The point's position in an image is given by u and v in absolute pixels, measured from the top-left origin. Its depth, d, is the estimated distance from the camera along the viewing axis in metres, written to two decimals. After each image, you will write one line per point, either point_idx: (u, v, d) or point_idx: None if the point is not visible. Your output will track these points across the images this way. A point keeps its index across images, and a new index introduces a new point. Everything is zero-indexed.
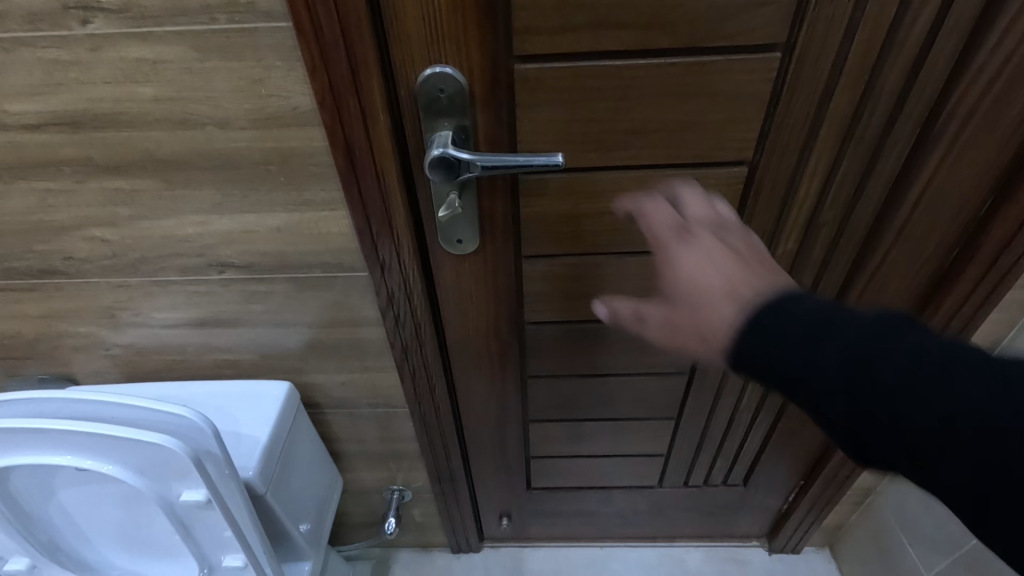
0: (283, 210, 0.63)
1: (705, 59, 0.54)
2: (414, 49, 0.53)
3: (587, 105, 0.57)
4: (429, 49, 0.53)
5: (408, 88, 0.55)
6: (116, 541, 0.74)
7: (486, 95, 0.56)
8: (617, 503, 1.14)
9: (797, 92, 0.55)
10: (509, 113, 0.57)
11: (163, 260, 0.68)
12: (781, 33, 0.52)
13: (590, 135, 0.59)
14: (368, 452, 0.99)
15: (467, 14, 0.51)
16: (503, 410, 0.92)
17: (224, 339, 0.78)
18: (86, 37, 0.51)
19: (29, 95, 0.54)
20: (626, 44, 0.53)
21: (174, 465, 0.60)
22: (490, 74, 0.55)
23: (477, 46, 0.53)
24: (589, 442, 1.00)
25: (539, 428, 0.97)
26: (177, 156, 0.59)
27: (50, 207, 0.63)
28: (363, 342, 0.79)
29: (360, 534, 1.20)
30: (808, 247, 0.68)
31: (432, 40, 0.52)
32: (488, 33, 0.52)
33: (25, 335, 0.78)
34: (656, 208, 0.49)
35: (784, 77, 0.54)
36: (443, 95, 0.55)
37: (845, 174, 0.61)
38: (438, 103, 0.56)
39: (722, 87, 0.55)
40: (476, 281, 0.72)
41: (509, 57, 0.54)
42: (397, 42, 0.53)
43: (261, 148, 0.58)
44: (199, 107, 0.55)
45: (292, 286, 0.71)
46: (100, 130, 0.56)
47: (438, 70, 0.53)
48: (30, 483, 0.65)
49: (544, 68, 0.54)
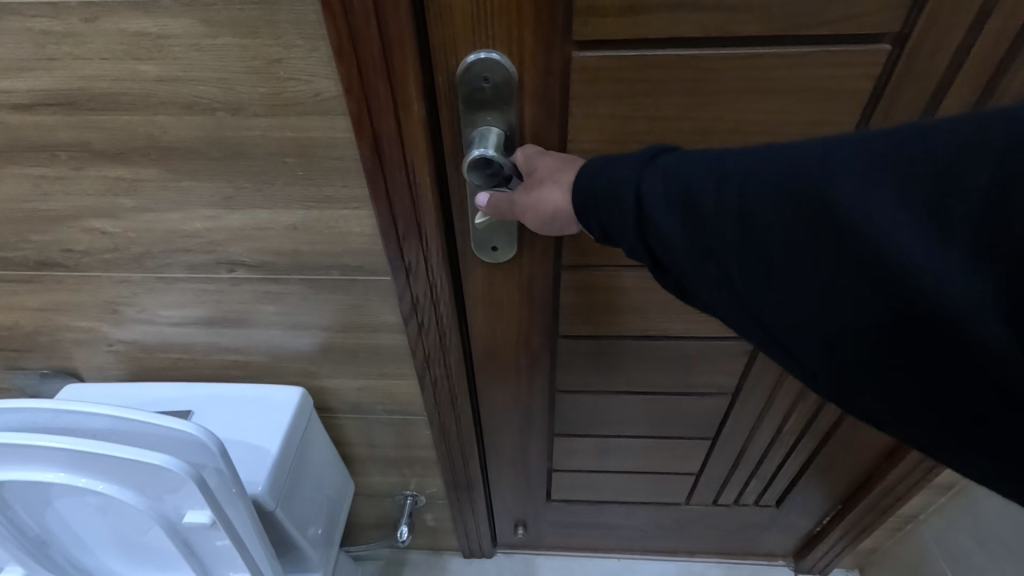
0: (299, 207, 0.57)
1: (797, 52, 0.46)
2: (458, 31, 0.46)
3: (654, 101, 0.50)
4: (475, 30, 0.46)
5: (447, 75, 0.49)
6: (116, 549, 0.70)
7: (536, 87, 0.49)
8: (639, 515, 1.09)
9: (904, 91, 0.48)
10: (561, 107, 0.51)
11: (169, 256, 0.63)
12: (893, 21, 0.45)
13: (652, 136, 0.52)
14: (383, 457, 0.94)
15: None
16: (528, 420, 0.87)
17: (233, 339, 0.73)
18: (80, 6, 0.44)
19: (18, 71, 0.48)
20: (707, 30, 0.46)
21: (175, 485, 0.54)
22: (542, 63, 0.48)
23: (530, 27, 0.46)
24: (614, 458, 0.94)
25: (564, 442, 0.91)
26: (184, 145, 0.52)
27: (46, 194, 0.57)
28: (381, 348, 0.73)
29: (370, 536, 1.17)
30: None
31: (478, 19, 0.46)
32: (546, 16, 0.46)
33: (24, 327, 0.73)
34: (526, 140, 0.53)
35: (890, 73, 0.47)
36: (487, 84, 0.49)
37: None
38: (482, 95, 0.49)
39: (813, 84, 0.48)
40: (506, 289, 0.66)
41: (566, 44, 0.47)
42: (440, 23, 0.46)
43: (278, 137, 0.51)
44: (208, 90, 0.48)
45: (307, 287, 0.65)
46: (97, 112, 0.50)
47: (483, 55, 0.47)
48: (23, 493, 0.61)
49: (606, 57, 0.47)
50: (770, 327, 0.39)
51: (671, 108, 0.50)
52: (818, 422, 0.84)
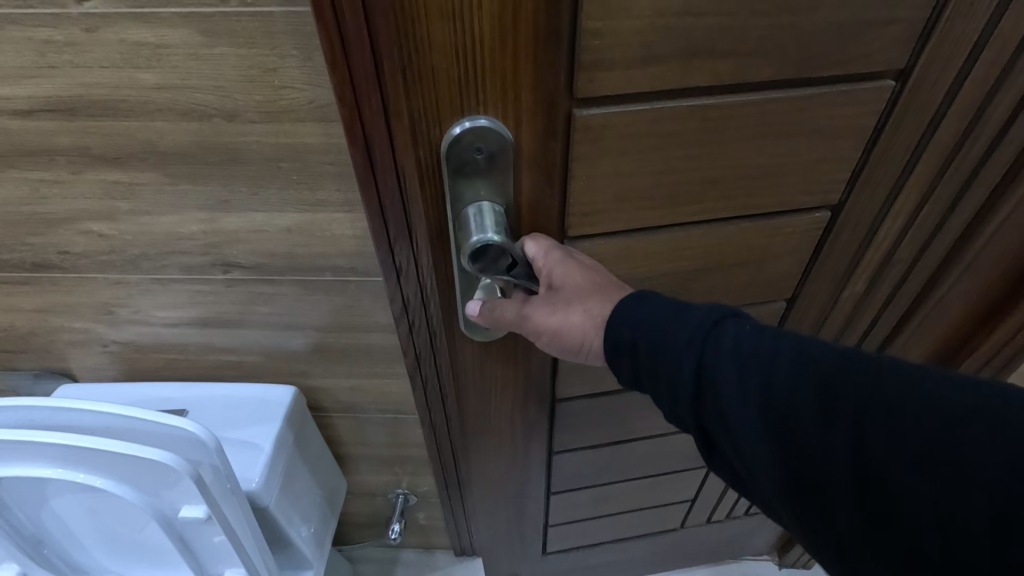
0: (294, 210, 0.59)
1: (802, 93, 0.49)
2: (454, 87, 0.47)
3: (665, 146, 0.52)
4: (470, 87, 0.47)
5: (434, 140, 0.50)
6: (111, 547, 0.71)
7: (533, 147, 0.51)
8: (636, 543, 1.18)
9: (904, 121, 0.52)
10: (561, 165, 0.53)
11: (165, 257, 0.64)
12: (894, 58, 0.48)
13: (664, 183, 0.55)
14: (375, 456, 0.96)
15: (518, 48, 0.45)
16: (525, 484, 0.96)
17: (228, 339, 0.74)
18: (82, 16, 0.45)
19: (21, 79, 0.49)
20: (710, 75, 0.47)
21: (172, 480, 0.56)
22: (541, 121, 0.49)
23: (528, 88, 0.47)
24: (611, 503, 1.05)
25: (562, 497, 1.01)
26: (182, 150, 0.54)
27: (44, 198, 0.59)
28: (372, 348, 0.75)
29: (364, 535, 1.18)
30: (880, 281, 0.68)
31: (474, 80, 0.47)
32: (546, 74, 0.47)
33: (19, 328, 0.74)
34: (535, 246, 0.55)
35: (893, 106, 0.51)
36: (479, 154, 0.51)
37: (935, 203, 0.59)
38: (475, 163, 0.51)
39: (819, 123, 0.52)
40: (504, 367, 0.74)
41: (566, 99, 0.48)
42: (432, 76, 0.46)
43: (273, 143, 0.53)
44: (206, 98, 0.50)
45: (301, 288, 0.67)
46: (97, 118, 0.52)
47: (470, 124, 0.49)
48: (20, 490, 0.62)
49: (612, 112, 0.49)
50: (792, 501, 0.43)
51: (673, 152, 0.52)
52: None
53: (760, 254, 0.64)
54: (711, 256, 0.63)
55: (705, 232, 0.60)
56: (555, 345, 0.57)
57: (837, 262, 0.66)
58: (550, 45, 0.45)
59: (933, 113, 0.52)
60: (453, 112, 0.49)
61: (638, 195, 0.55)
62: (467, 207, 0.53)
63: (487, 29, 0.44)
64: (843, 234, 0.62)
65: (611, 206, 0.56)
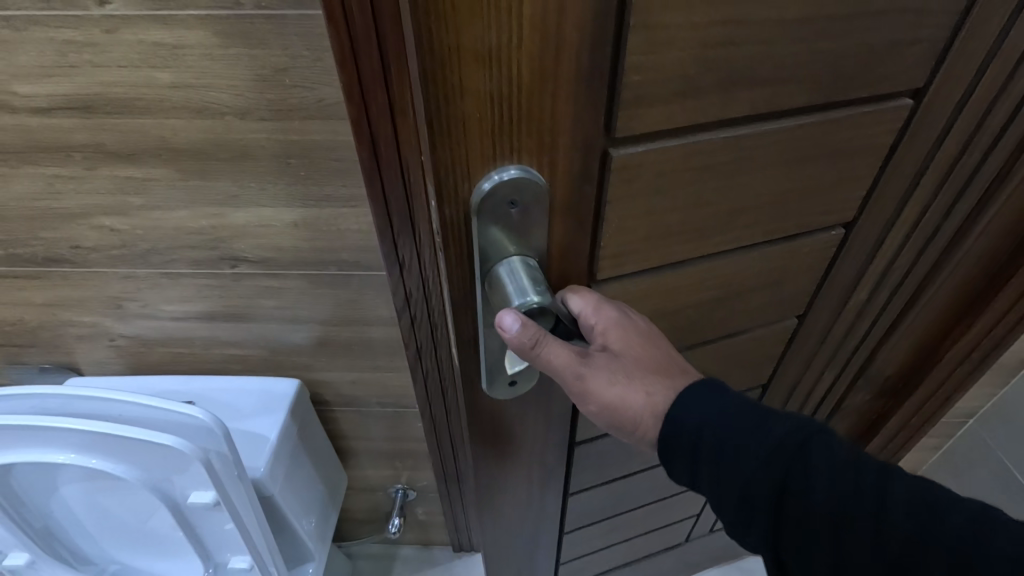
0: (301, 205, 0.61)
1: (838, 115, 0.42)
2: (486, 135, 0.34)
3: (702, 185, 0.42)
4: (501, 128, 0.34)
5: (455, 199, 0.37)
6: (118, 537, 0.72)
7: (568, 195, 0.39)
8: (644, 562, 1.13)
9: (921, 134, 0.46)
10: (595, 211, 0.41)
11: (175, 252, 0.66)
12: None
13: (690, 223, 0.45)
14: (376, 450, 0.98)
15: (558, 85, 0.33)
16: (538, 538, 0.82)
17: (234, 333, 0.76)
18: (103, 18, 0.48)
19: (41, 77, 0.51)
20: (761, 103, 0.38)
21: (181, 466, 0.58)
22: (579, 169, 0.38)
23: (567, 130, 0.35)
24: (623, 527, 0.96)
25: (574, 536, 0.90)
26: (194, 147, 0.56)
27: (58, 193, 0.61)
28: (374, 341, 0.77)
29: (363, 531, 1.20)
30: (876, 297, 0.62)
31: (502, 131, 0.34)
32: (585, 117, 0.35)
33: (28, 322, 0.76)
34: (583, 300, 0.43)
35: (920, 114, 0.45)
36: (513, 208, 0.37)
37: (936, 215, 0.54)
38: (508, 220, 0.38)
39: (858, 143, 0.45)
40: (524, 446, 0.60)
41: (601, 140, 0.36)
42: (456, 127, 0.33)
43: (283, 140, 0.55)
44: (220, 96, 0.52)
45: (306, 282, 0.69)
46: (112, 115, 0.54)
47: (508, 174, 0.36)
48: (33, 478, 0.63)
49: (651, 149, 0.38)
50: None
51: (711, 195, 0.43)
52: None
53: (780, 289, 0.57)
54: (735, 301, 0.56)
55: (728, 274, 0.52)
56: (602, 421, 0.45)
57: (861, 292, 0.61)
58: (588, 87, 0.34)
59: (983, 129, 0.47)
60: (483, 155, 0.35)
61: (666, 240, 0.45)
62: (495, 272, 0.40)
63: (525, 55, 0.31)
64: (852, 252, 0.55)
65: (637, 247, 0.45)
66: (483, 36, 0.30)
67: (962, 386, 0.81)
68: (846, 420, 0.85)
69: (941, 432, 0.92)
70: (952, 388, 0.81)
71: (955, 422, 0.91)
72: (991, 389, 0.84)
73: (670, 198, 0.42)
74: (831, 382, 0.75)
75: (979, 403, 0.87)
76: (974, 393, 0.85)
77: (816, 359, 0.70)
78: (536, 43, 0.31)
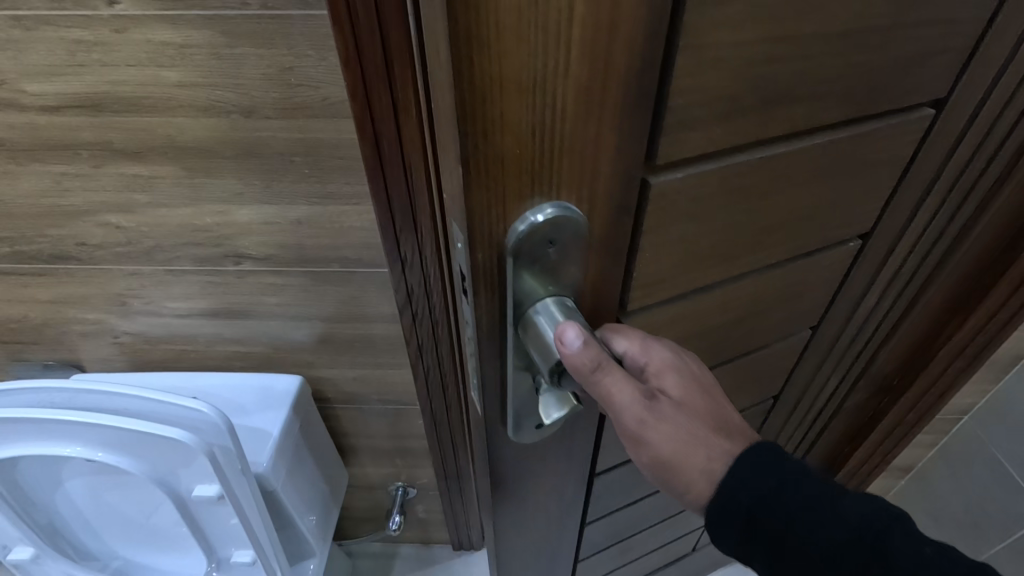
0: (305, 203, 0.62)
1: (863, 129, 0.40)
2: (525, 173, 0.29)
3: (732, 208, 0.39)
4: (543, 165, 0.30)
5: (489, 241, 0.31)
6: (122, 532, 0.72)
7: (605, 231, 0.35)
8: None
9: (934, 143, 0.45)
10: (628, 244, 0.37)
11: (179, 249, 0.67)
12: None
13: (713, 250, 0.41)
14: (376, 448, 0.98)
15: (603, 114, 0.29)
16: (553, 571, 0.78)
17: (237, 330, 0.77)
18: (112, 18, 0.49)
19: (50, 75, 0.52)
20: (794, 120, 0.36)
21: (185, 459, 0.58)
22: (616, 203, 0.33)
23: (608, 161, 0.31)
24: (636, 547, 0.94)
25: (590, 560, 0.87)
26: (199, 145, 0.57)
27: (65, 190, 0.61)
28: (375, 338, 0.78)
29: (363, 529, 1.21)
30: (882, 302, 0.61)
31: (540, 167, 0.30)
32: (629, 147, 0.31)
33: (32, 320, 0.77)
34: (630, 341, 0.38)
35: (934, 124, 0.43)
36: (552, 248, 0.33)
37: (942, 219, 0.54)
38: (545, 260, 0.33)
39: (877, 158, 0.43)
40: (541, 491, 0.55)
41: (640, 169, 0.33)
42: (493, 166, 0.28)
43: (288, 138, 0.56)
44: (226, 95, 0.53)
45: (309, 279, 0.70)
46: (119, 114, 0.55)
47: (551, 210, 0.31)
48: (40, 470, 0.64)
49: (690, 174, 0.34)
50: None
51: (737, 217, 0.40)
52: (805, 435, 0.85)
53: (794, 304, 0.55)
54: (752, 320, 0.53)
55: (743, 295, 0.49)
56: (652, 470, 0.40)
57: (868, 298, 0.60)
58: (633, 114, 0.29)
59: (993, 133, 0.47)
60: (520, 194, 0.30)
61: (689, 268, 0.42)
62: (529, 317, 0.35)
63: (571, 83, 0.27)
64: (863, 262, 0.54)
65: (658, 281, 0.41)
66: (529, 65, 0.26)
67: (961, 380, 0.81)
68: (843, 419, 0.86)
69: (937, 428, 0.93)
70: (950, 383, 0.81)
71: (951, 419, 0.91)
72: (985, 385, 0.85)
73: (701, 225, 0.39)
74: (830, 384, 0.75)
75: (974, 399, 0.88)
76: (969, 389, 0.86)
77: (824, 365, 0.68)
78: (585, 72, 0.27)
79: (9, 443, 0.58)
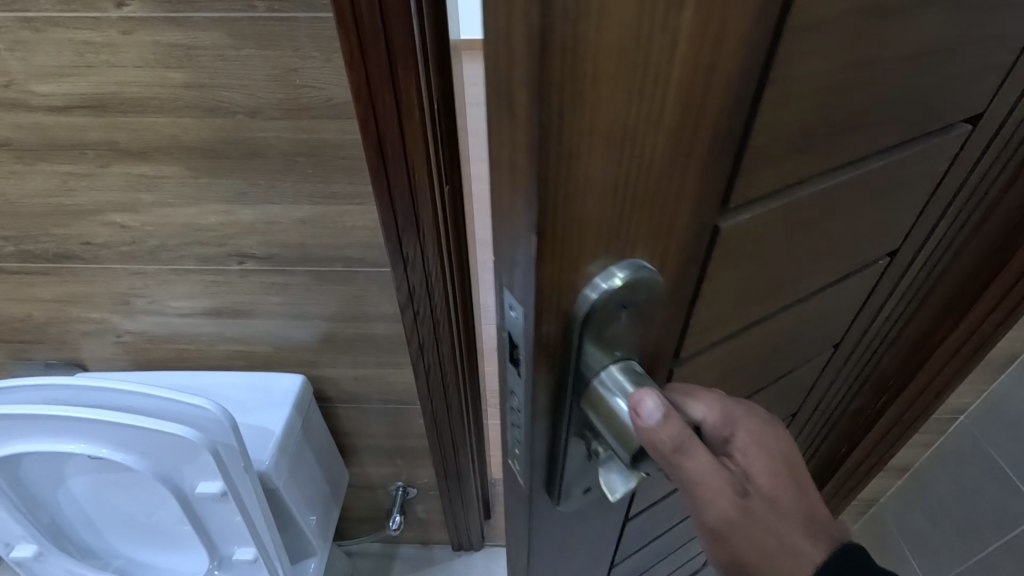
0: (308, 202, 0.62)
1: (908, 156, 0.38)
2: (606, 231, 0.27)
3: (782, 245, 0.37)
4: (625, 221, 0.27)
5: (559, 304, 0.29)
6: (124, 530, 0.73)
7: (673, 282, 0.32)
8: None
9: (962, 162, 0.44)
10: (692, 292, 0.35)
11: (182, 248, 0.68)
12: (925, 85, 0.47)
13: (758, 288, 0.39)
14: (377, 447, 0.99)
15: (689, 164, 0.27)
16: None
17: (239, 329, 0.78)
18: (120, 19, 0.50)
19: (57, 76, 0.53)
20: (854, 151, 0.34)
21: (190, 456, 0.59)
22: (688, 251, 0.31)
23: (686, 211, 0.29)
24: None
25: None
26: (204, 144, 0.58)
27: (70, 189, 0.62)
28: (377, 338, 0.78)
29: (363, 529, 1.21)
30: (893, 313, 0.61)
31: (622, 223, 0.27)
32: (707, 193, 0.29)
33: (36, 319, 0.77)
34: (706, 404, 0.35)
35: (966, 143, 0.42)
36: (624, 313, 0.30)
37: (954, 228, 0.53)
38: (618, 327, 0.31)
39: (913, 181, 0.42)
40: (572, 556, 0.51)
41: (713, 214, 0.31)
42: (577, 227, 0.26)
43: (292, 138, 0.57)
44: (232, 96, 0.54)
45: (311, 278, 0.71)
46: (126, 114, 0.55)
47: (629, 270, 0.29)
48: (44, 467, 0.65)
49: (757, 216, 0.33)
50: None
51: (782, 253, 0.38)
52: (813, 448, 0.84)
53: (821, 331, 0.53)
54: (781, 351, 0.50)
55: (778, 330, 0.47)
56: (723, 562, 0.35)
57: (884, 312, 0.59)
58: (715, 161, 0.28)
59: (1011, 145, 0.46)
60: (598, 252, 0.27)
61: (733, 309, 0.39)
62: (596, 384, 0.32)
63: (664, 134, 0.25)
64: (885, 281, 0.52)
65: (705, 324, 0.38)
66: (623, 115, 0.23)
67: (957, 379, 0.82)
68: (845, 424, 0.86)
69: (934, 428, 0.94)
70: (946, 382, 0.82)
71: (947, 418, 0.92)
72: (981, 384, 0.86)
73: (756, 264, 0.37)
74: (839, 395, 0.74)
75: (970, 399, 0.88)
76: (965, 389, 0.86)
77: (835, 381, 0.67)
78: (677, 119, 0.24)
79: (14, 439, 0.59)
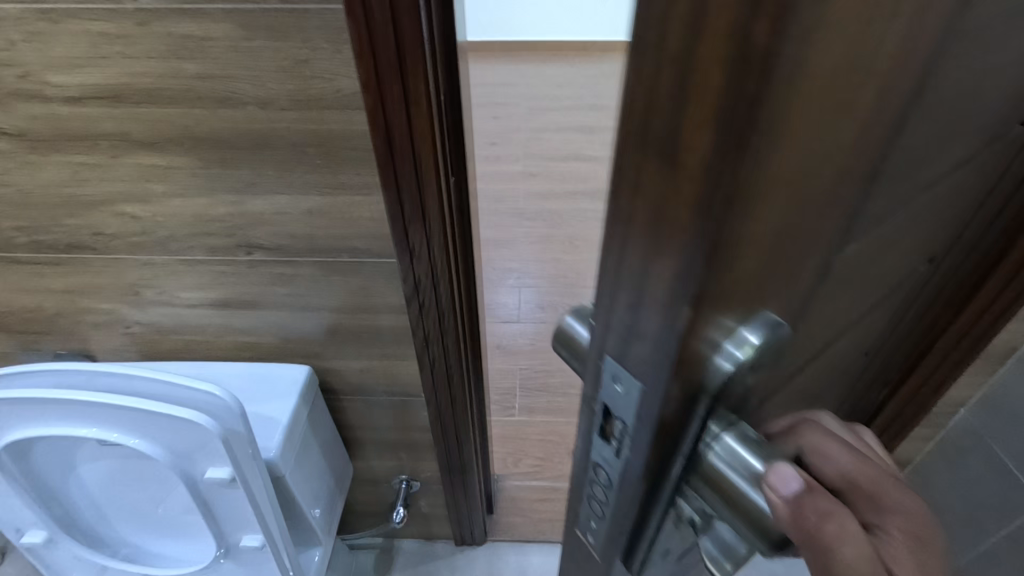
0: (316, 193, 0.63)
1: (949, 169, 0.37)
2: (758, 282, 0.25)
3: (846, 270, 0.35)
4: (772, 267, 0.26)
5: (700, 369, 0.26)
6: (132, 517, 0.73)
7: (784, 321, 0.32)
8: None
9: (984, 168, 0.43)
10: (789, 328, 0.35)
11: (192, 239, 0.69)
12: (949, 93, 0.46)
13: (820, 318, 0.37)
14: (381, 440, 1.00)
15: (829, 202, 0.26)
16: None
17: (246, 321, 0.79)
18: (135, 11, 0.51)
19: (72, 67, 0.54)
20: (915, 167, 0.33)
21: (199, 441, 0.60)
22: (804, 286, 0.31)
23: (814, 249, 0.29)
24: None
25: None
26: (215, 135, 0.59)
27: (83, 180, 0.63)
28: (384, 330, 0.79)
29: (367, 524, 1.22)
30: (906, 323, 0.59)
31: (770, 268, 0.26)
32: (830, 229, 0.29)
33: (46, 310, 0.78)
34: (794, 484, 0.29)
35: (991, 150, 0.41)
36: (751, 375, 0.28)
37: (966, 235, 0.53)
38: (742, 389, 0.29)
39: (949, 193, 0.40)
40: None
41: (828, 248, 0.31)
42: (729, 286, 0.23)
43: (301, 129, 0.58)
44: (243, 87, 0.55)
45: (318, 269, 0.72)
46: (140, 105, 0.57)
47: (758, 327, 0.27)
48: (55, 453, 0.66)
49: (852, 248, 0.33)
50: None
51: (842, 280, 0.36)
52: None
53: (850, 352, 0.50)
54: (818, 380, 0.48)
55: (823, 359, 0.44)
56: None
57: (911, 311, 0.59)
58: (845, 194, 0.28)
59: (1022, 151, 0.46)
60: (750, 303, 0.26)
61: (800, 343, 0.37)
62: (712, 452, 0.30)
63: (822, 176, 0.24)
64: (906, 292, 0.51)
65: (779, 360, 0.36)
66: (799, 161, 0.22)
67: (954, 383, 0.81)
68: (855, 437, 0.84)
69: (935, 423, 0.94)
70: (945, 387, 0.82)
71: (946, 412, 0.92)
72: (981, 378, 0.86)
73: (831, 293, 0.36)
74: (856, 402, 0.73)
75: (969, 393, 0.89)
76: (965, 383, 0.87)
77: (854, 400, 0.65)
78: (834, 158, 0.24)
79: (28, 424, 0.60)
